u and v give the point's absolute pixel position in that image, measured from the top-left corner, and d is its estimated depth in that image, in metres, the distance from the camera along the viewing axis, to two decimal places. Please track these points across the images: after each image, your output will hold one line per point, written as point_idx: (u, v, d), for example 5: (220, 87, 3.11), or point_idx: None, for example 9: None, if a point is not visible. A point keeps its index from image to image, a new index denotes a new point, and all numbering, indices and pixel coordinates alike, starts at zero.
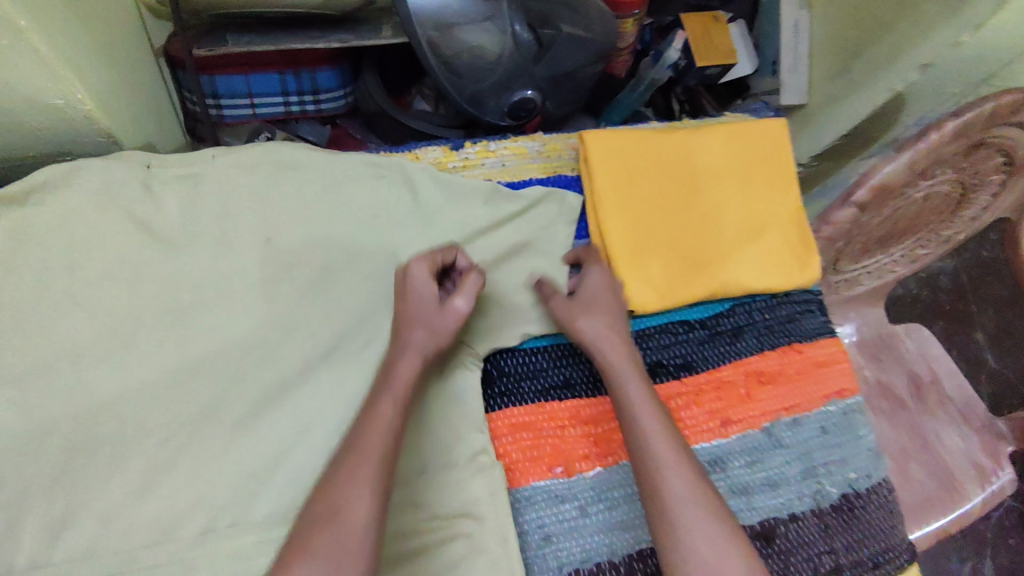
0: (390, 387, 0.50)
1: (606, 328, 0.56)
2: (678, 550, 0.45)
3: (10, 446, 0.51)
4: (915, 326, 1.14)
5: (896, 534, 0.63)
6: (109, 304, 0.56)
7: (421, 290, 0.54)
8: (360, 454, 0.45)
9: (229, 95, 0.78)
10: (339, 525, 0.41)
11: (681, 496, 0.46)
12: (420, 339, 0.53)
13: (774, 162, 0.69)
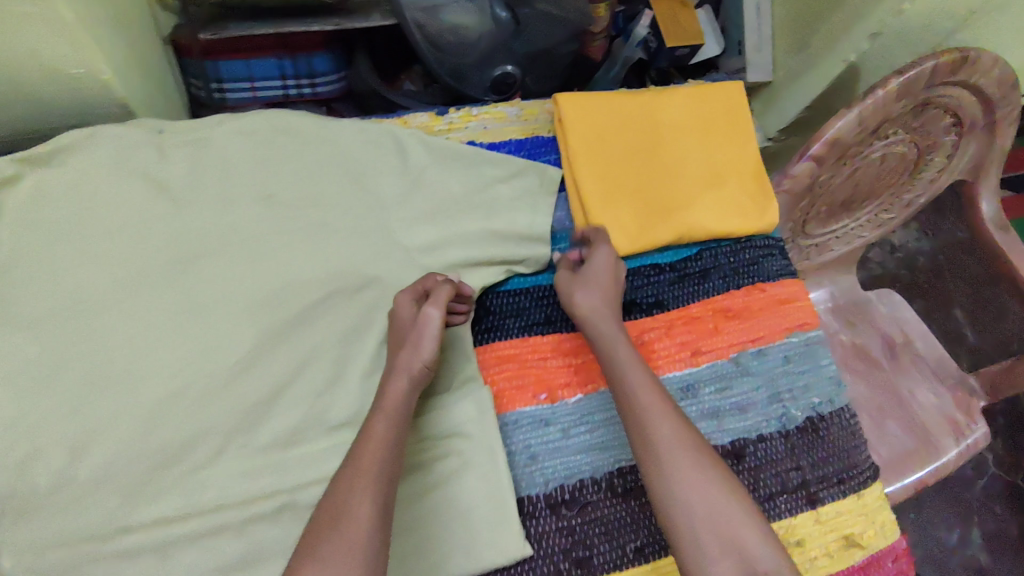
0: (383, 407, 0.52)
1: (601, 303, 0.60)
2: (666, 479, 0.49)
3: (31, 379, 0.55)
4: (887, 292, 1.18)
5: (858, 453, 0.68)
6: (123, 252, 0.60)
7: (404, 317, 0.58)
8: (360, 466, 0.47)
9: (230, 78, 0.84)
10: (344, 530, 0.43)
11: (667, 433, 0.51)
12: (406, 359, 0.55)
13: (733, 120, 0.75)
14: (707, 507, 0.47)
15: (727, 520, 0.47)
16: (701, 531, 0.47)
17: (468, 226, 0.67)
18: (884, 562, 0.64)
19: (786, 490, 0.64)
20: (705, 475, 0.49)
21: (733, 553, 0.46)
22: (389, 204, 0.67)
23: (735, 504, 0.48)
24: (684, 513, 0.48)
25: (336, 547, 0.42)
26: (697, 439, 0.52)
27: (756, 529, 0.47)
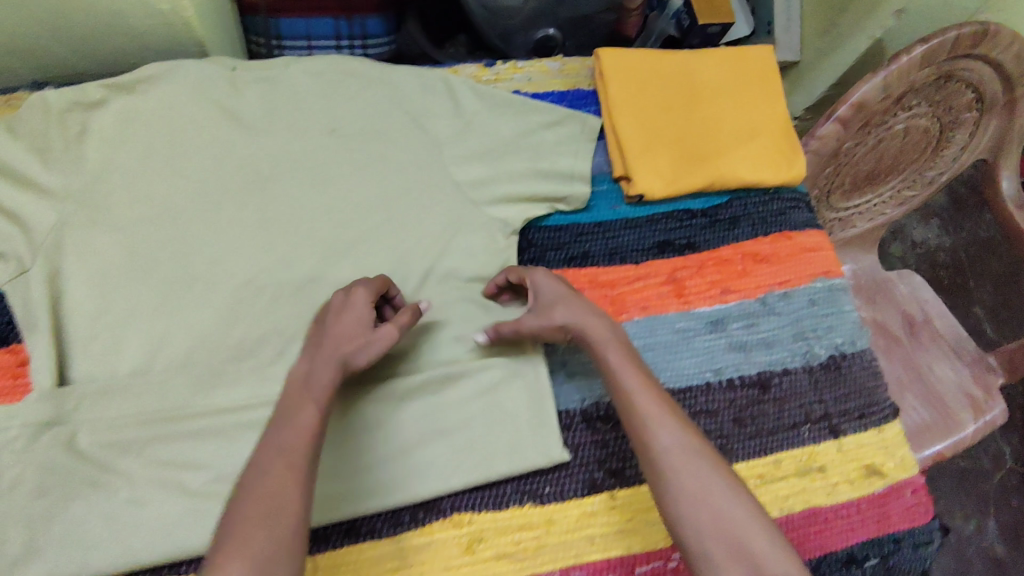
0: (311, 394, 0.51)
1: (580, 322, 0.59)
2: (675, 494, 0.49)
3: (120, 277, 0.60)
4: (907, 273, 1.18)
5: (880, 393, 0.71)
6: (201, 173, 0.65)
7: (354, 315, 0.56)
8: (283, 453, 0.46)
9: (290, 36, 0.89)
10: (265, 520, 0.42)
11: (669, 445, 0.51)
12: (345, 349, 0.54)
13: (764, 80, 0.79)
14: (713, 518, 0.48)
15: (735, 528, 0.47)
16: (709, 540, 0.47)
17: (517, 168, 0.71)
18: (903, 492, 0.67)
19: (809, 420, 0.67)
20: (712, 486, 0.49)
21: (741, 561, 0.46)
22: (442, 143, 0.71)
23: (745, 507, 0.48)
24: (691, 525, 0.48)
25: (254, 533, 0.41)
26: (701, 447, 0.52)
27: (764, 533, 0.47)
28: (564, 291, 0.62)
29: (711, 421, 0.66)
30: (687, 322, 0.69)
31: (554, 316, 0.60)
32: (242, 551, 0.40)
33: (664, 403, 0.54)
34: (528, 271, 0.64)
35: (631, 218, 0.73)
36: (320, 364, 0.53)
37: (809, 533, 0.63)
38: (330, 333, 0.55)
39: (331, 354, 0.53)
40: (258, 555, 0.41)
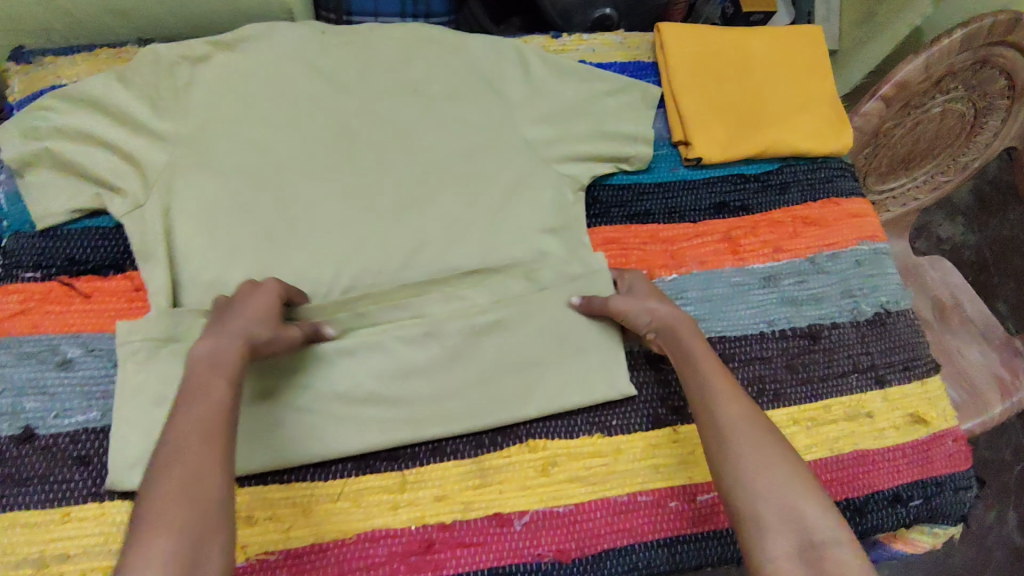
0: (218, 371, 0.48)
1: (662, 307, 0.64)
2: (735, 460, 0.52)
3: (223, 214, 0.65)
4: (936, 258, 1.14)
5: (921, 348, 0.75)
6: (293, 124, 0.69)
7: (251, 305, 0.54)
8: (196, 428, 0.44)
9: (359, 12, 0.91)
10: (176, 505, 0.41)
11: (735, 416, 0.54)
12: (251, 327, 0.52)
13: (814, 57, 0.84)
14: (768, 483, 0.50)
15: (790, 496, 0.49)
16: (763, 502, 0.49)
17: (586, 130, 0.75)
18: (945, 440, 0.72)
19: (857, 370, 0.72)
20: (771, 458, 0.52)
21: (793, 524, 0.48)
22: (514, 105, 0.75)
23: (801, 480, 0.50)
24: (747, 489, 0.50)
25: (173, 513, 0.40)
26: (764, 423, 0.54)
27: (816, 500, 0.49)
28: (659, 297, 0.66)
29: (765, 366, 0.70)
30: (742, 277, 0.74)
31: (650, 306, 0.64)
32: (166, 529, 0.39)
33: (731, 382, 0.57)
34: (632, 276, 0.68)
35: (689, 179, 0.78)
36: (222, 341, 0.50)
37: (858, 473, 0.68)
38: (236, 313, 0.53)
39: (236, 332, 0.51)
40: (179, 532, 0.39)
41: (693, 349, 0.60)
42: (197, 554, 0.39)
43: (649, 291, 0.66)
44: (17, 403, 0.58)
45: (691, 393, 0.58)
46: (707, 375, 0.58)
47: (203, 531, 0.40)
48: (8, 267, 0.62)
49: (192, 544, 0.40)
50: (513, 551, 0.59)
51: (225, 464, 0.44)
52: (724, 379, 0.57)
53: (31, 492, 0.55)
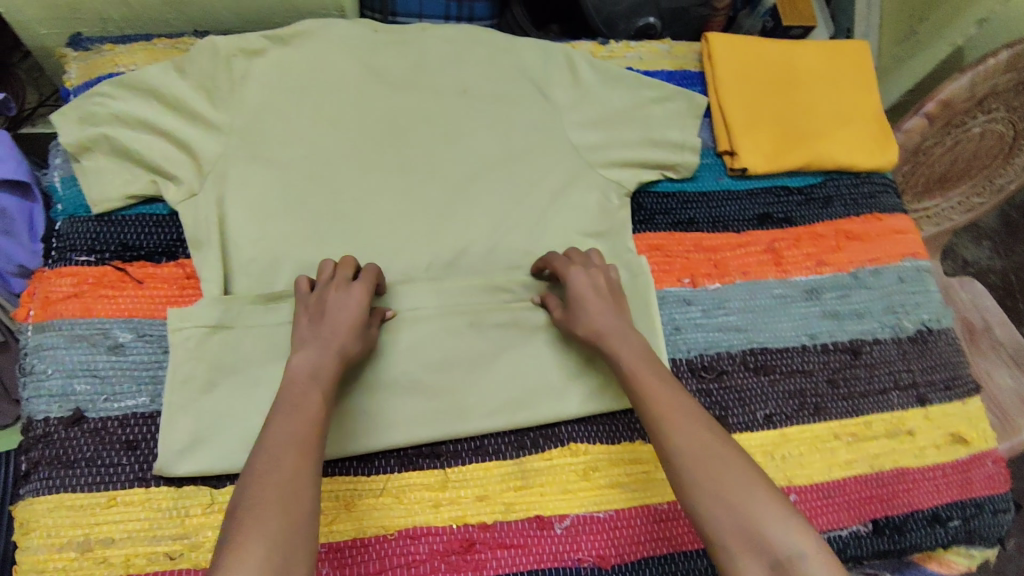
0: (319, 384, 0.52)
1: (601, 327, 0.60)
2: (692, 494, 0.48)
3: (278, 207, 0.66)
4: (967, 279, 1.06)
5: (962, 367, 0.75)
6: (346, 121, 0.71)
7: (343, 316, 0.57)
8: (294, 437, 0.48)
9: (403, 13, 0.91)
10: (266, 514, 0.43)
11: (683, 445, 0.50)
12: (346, 343, 0.56)
13: (859, 72, 0.84)
14: (727, 511, 0.46)
15: (751, 523, 0.46)
16: (730, 536, 0.46)
17: (632, 136, 0.75)
18: (985, 461, 0.70)
19: (898, 386, 0.71)
20: (726, 484, 0.48)
21: (759, 552, 0.45)
22: (562, 109, 0.75)
23: (760, 500, 0.46)
24: (709, 518, 0.47)
25: (267, 516, 0.43)
26: (716, 444, 0.50)
27: (781, 520, 0.45)
28: (596, 294, 0.62)
29: (806, 380, 0.70)
30: (784, 289, 0.73)
31: (587, 322, 0.61)
32: (259, 530, 0.42)
33: (681, 402, 0.53)
34: (565, 271, 0.64)
35: (734, 189, 0.78)
36: (321, 354, 0.54)
37: (898, 491, 0.67)
38: (330, 325, 0.56)
39: (333, 350, 0.55)
40: (269, 534, 0.42)
41: (639, 374, 0.56)
42: (289, 555, 0.42)
43: (577, 294, 0.62)
44: (68, 385, 0.58)
45: (642, 418, 0.54)
46: (653, 402, 0.54)
47: (295, 538, 0.43)
48: (62, 249, 0.63)
49: (282, 548, 0.42)
50: (553, 555, 0.59)
51: (315, 474, 0.47)
52: (669, 402, 0.53)
53: (79, 474, 0.56)
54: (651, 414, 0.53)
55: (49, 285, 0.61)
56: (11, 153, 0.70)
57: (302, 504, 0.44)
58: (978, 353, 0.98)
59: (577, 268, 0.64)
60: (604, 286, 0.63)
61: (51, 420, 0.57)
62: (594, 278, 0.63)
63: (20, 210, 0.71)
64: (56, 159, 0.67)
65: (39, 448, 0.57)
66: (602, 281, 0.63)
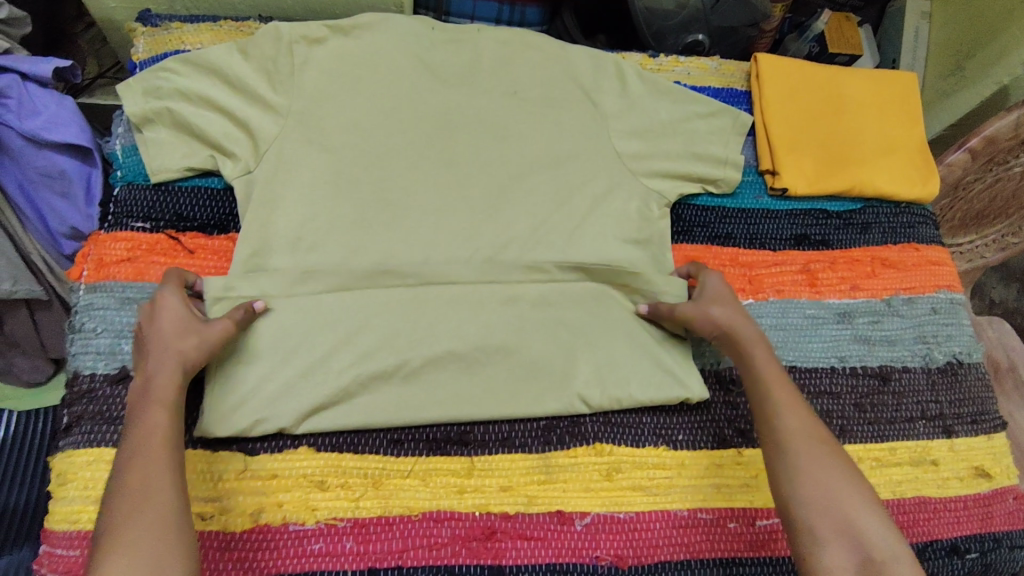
0: (157, 395, 0.53)
1: (734, 316, 0.65)
2: (792, 474, 0.55)
3: (328, 189, 0.68)
4: (996, 321, 1.03)
5: (990, 403, 0.74)
6: (397, 114, 0.72)
7: (167, 320, 0.56)
8: (140, 453, 0.49)
9: (456, 14, 0.93)
10: (127, 526, 0.45)
11: (793, 430, 0.57)
12: (185, 345, 0.55)
13: (906, 103, 0.84)
14: (826, 498, 0.53)
15: (845, 509, 0.52)
16: (823, 518, 0.52)
17: (675, 148, 0.76)
18: (1006, 497, 0.70)
19: (925, 416, 0.71)
20: (826, 473, 0.54)
21: (847, 537, 0.51)
22: (608, 117, 0.76)
23: (855, 494, 0.53)
24: (804, 501, 0.53)
25: (131, 528, 0.45)
26: (822, 436, 0.56)
27: (872, 515, 0.52)
28: (731, 292, 0.67)
29: (833, 402, 0.70)
30: (817, 310, 0.74)
31: (721, 313, 0.65)
32: (121, 545, 0.44)
33: (796, 397, 0.59)
34: (700, 270, 0.70)
35: (773, 209, 0.78)
36: (159, 363, 0.54)
37: (918, 519, 0.67)
38: (154, 336, 0.56)
39: (171, 353, 0.55)
40: (135, 547, 0.44)
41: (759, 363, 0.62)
42: (160, 556, 0.44)
43: (715, 288, 0.67)
44: (116, 344, 0.60)
45: (755, 401, 0.60)
46: (771, 389, 0.60)
47: (161, 539, 0.45)
48: (119, 214, 0.65)
49: (152, 554, 0.44)
50: (572, 550, 0.59)
51: (176, 485, 0.49)
52: (787, 393, 0.59)
53: (120, 430, 0.57)
54: (769, 397, 0.59)
55: (103, 248, 0.63)
56: (74, 118, 0.72)
57: (169, 518, 0.46)
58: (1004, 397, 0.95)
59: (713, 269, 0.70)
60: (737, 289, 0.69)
61: (97, 376, 0.59)
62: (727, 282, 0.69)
63: (79, 173, 0.74)
64: (118, 128, 0.69)
65: (83, 403, 0.58)
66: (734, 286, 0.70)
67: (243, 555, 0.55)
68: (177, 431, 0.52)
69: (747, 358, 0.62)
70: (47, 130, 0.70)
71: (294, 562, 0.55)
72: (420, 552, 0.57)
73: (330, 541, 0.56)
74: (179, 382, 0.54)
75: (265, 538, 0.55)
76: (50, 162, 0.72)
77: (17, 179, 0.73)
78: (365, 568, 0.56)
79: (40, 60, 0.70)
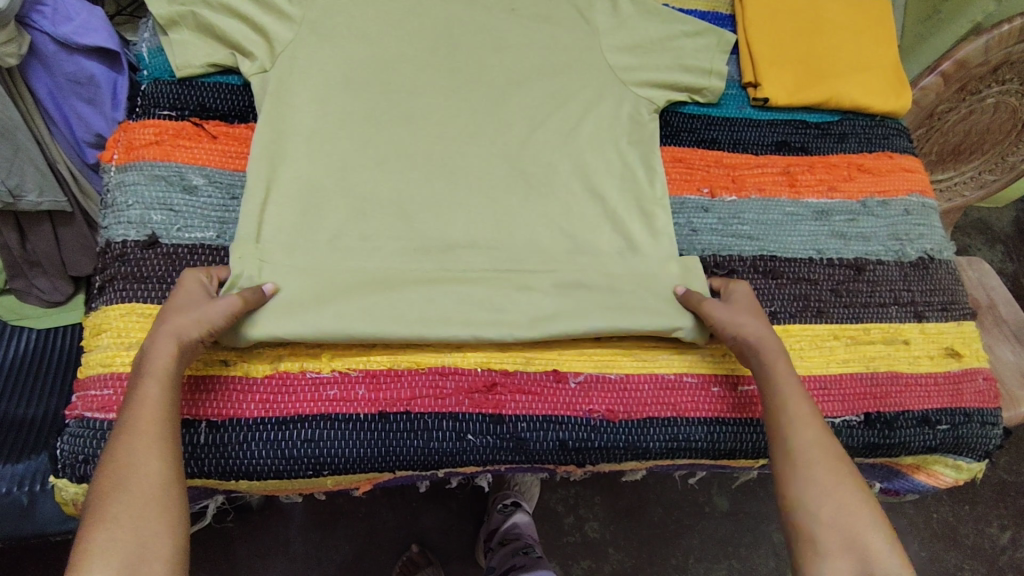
0: (150, 371, 0.52)
1: (762, 327, 0.63)
2: (801, 488, 0.55)
3: (340, 87, 0.73)
4: (975, 259, 1.05)
5: (960, 293, 0.79)
6: (405, 26, 0.78)
7: (183, 294, 0.58)
8: (135, 430, 0.50)
9: None
10: (118, 505, 0.46)
11: (809, 442, 0.57)
12: (176, 322, 0.54)
13: (881, 26, 0.89)
14: (835, 511, 0.54)
15: (854, 526, 0.53)
16: (830, 534, 0.53)
17: (664, 60, 0.80)
18: (976, 377, 0.74)
19: (897, 303, 0.76)
20: (837, 487, 0.55)
21: (853, 551, 0.52)
22: (599, 32, 0.81)
23: (867, 512, 0.54)
24: (814, 514, 0.54)
25: (120, 508, 0.46)
26: (836, 453, 0.57)
27: (881, 534, 0.53)
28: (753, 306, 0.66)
29: (811, 287, 0.75)
30: (796, 208, 0.79)
31: (735, 315, 0.64)
32: (114, 525, 0.45)
33: (811, 408, 0.59)
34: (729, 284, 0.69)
35: (755, 118, 0.84)
36: (155, 340, 0.54)
37: (890, 391, 0.71)
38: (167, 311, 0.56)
39: (161, 331, 0.54)
40: (125, 527, 0.45)
41: (777, 373, 0.60)
42: (145, 538, 0.45)
43: (742, 302, 0.66)
44: (146, 215, 0.65)
45: (767, 409, 0.60)
46: (788, 398, 0.59)
47: (149, 520, 0.46)
48: (146, 105, 0.70)
49: (138, 536, 0.45)
50: (567, 403, 0.64)
51: (167, 461, 0.49)
52: (806, 404, 0.58)
53: (150, 288, 0.63)
54: (787, 407, 0.58)
55: (133, 134, 0.69)
56: (103, 26, 0.77)
57: (159, 501, 0.47)
58: (981, 326, 0.97)
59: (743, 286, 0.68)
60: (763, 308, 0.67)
61: (129, 242, 0.64)
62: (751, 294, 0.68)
63: (106, 79, 0.79)
64: (145, 34, 0.75)
65: (116, 266, 0.63)
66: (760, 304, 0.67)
67: (264, 395, 0.60)
68: (174, 406, 0.52)
69: (765, 366, 0.61)
70: (79, 34, 0.75)
71: (311, 404, 0.61)
72: (427, 400, 0.62)
73: (344, 388, 0.62)
74: (175, 360, 0.54)
75: (286, 382, 0.61)
76: (79, 67, 0.77)
77: (47, 86, 0.77)
78: (376, 412, 0.61)
79: None
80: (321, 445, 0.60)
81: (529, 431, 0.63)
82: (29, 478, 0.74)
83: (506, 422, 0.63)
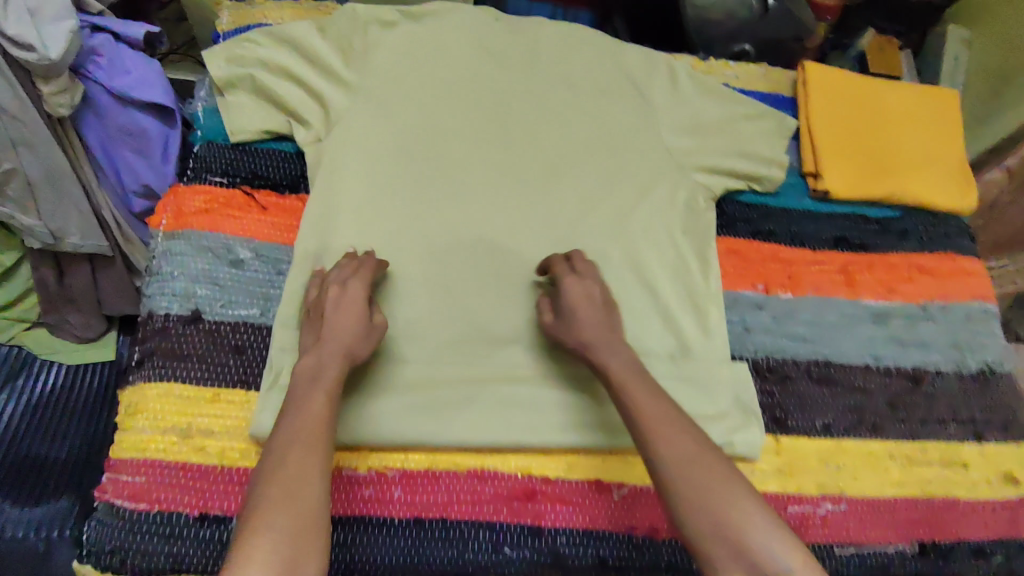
0: (320, 385, 0.53)
1: (591, 345, 0.59)
2: (678, 507, 0.50)
3: (391, 160, 0.71)
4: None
5: (1019, 411, 0.76)
6: (460, 98, 0.75)
7: (346, 299, 0.59)
8: (306, 440, 0.50)
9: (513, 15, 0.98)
10: (276, 514, 0.45)
11: (666, 455, 0.52)
12: (354, 344, 0.57)
13: (947, 119, 0.86)
14: (716, 524, 0.49)
15: (735, 531, 0.48)
16: (721, 549, 0.48)
17: (723, 146, 0.78)
18: None
19: (955, 419, 0.73)
20: (712, 494, 0.50)
21: (744, 562, 0.47)
22: (659, 112, 0.79)
23: (745, 510, 0.49)
24: (693, 526, 0.49)
25: (280, 518, 0.45)
26: (702, 453, 0.52)
27: (767, 530, 0.48)
28: (590, 302, 0.62)
29: (866, 398, 0.72)
30: (854, 309, 0.76)
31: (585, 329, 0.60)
32: (269, 534, 0.44)
33: (665, 409, 0.54)
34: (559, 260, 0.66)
35: (814, 210, 0.81)
36: (326, 357, 0.55)
37: (946, 517, 0.68)
38: (335, 319, 0.57)
39: (340, 351, 0.56)
40: (279, 539, 0.44)
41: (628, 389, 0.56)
42: (301, 554, 0.45)
43: (570, 301, 0.62)
44: (191, 288, 0.64)
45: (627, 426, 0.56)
46: (642, 406, 0.55)
47: (304, 534, 0.45)
48: (198, 169, 0.69)
49: (293, 549, 0.45)
50: (609, 517, 0.62)
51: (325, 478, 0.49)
52: (655, 406, 0.54)
53: (189, 367, 0.61)
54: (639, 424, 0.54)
55: (182, 199, 0.67)
56: (159, 79, 0.75)
57: (314, 519, 0.47)
58: None
59: (571, 269, 0.64)
60: (603, 297, 0.62)
61: (172, 316, 0.63)
62: (588, 284, 0.63)
63: (158, 132, 0.77)
64: (200, 92, 0.74)
65: (157, 339, 0.62)
66: (598, 292, 0.63)
67: None
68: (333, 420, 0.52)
69: (611, 381, 0.57)
70: (134, 88, 0.74)
71: (346, 506, 0.58)
72: (464, 506, 0.60)
73: (381, 489, 0.60)
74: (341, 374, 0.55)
75: None
76: (132, 120, 0.76)
77: (98, 136, 0.76)
78: (413, 517, 0.59)
79: (131, 24, 0.75)
80: (354, 550, 0.57)
81: (569, 546, 0.60)
82: (49, 524, 0.73)
83: (545, 536, 0.60)
